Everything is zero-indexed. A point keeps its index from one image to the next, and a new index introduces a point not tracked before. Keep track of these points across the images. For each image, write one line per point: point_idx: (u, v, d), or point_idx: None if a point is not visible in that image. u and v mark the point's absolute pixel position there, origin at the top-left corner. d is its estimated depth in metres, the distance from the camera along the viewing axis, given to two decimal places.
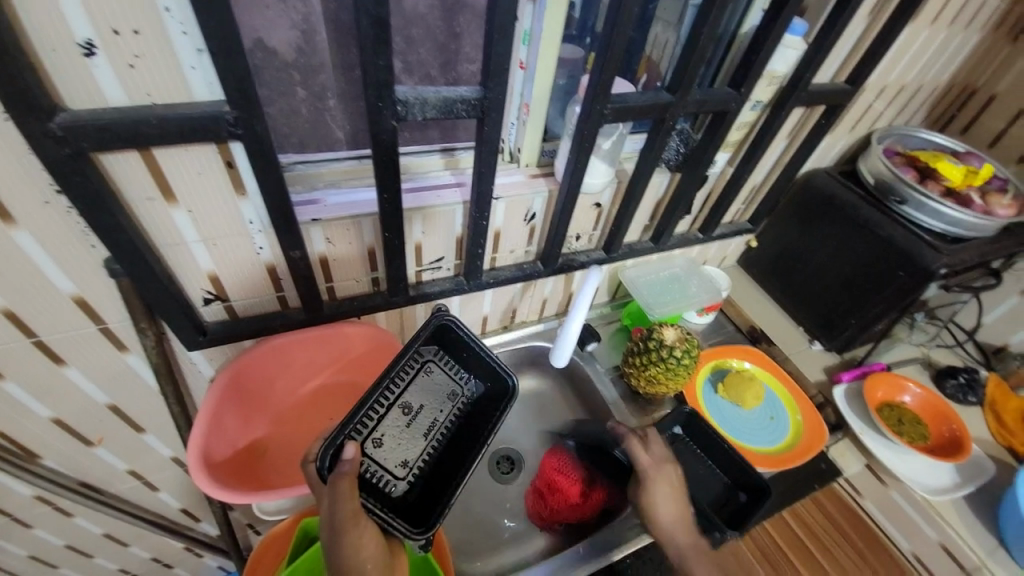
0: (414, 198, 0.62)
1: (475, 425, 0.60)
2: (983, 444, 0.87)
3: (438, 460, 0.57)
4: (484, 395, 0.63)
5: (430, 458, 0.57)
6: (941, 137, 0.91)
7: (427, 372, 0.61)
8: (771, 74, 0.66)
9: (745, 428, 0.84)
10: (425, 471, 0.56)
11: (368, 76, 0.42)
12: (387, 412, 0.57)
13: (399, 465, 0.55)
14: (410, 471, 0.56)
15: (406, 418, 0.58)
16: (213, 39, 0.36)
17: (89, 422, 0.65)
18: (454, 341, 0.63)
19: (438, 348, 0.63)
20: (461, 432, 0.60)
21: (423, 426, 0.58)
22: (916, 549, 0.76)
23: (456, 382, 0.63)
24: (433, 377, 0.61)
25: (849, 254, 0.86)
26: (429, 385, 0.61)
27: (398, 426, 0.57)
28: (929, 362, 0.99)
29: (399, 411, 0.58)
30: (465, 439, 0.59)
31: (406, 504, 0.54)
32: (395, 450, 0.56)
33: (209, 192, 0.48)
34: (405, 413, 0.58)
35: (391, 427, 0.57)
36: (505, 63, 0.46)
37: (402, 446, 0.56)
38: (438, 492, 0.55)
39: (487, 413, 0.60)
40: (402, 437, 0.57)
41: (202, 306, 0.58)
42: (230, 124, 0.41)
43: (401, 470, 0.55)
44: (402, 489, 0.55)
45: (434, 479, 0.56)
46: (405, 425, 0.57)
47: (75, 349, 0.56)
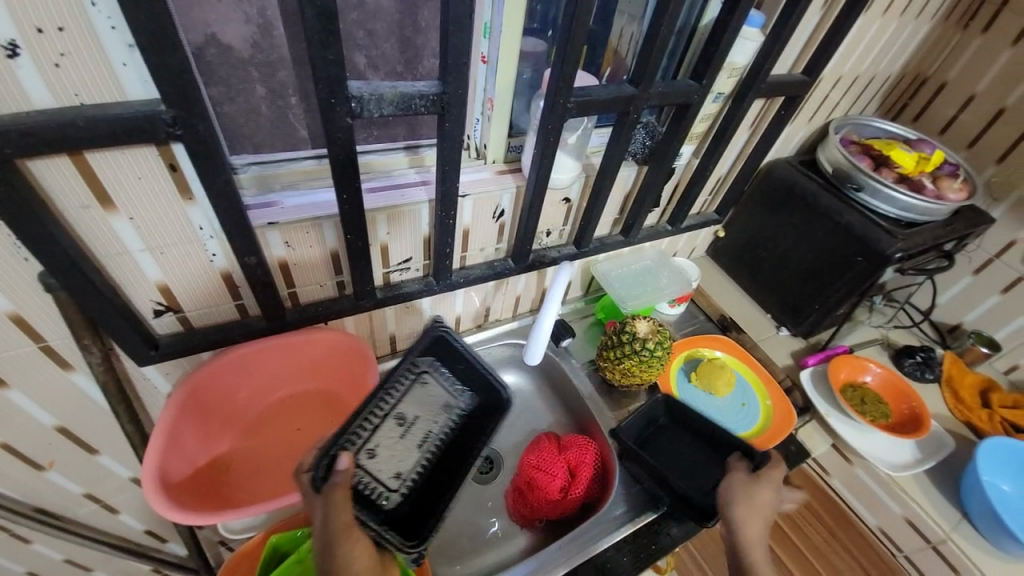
0: (377, 198, 0.60)
1: (471, 434, 0.58)
2: (941, 419, 0.91)
3: (433, 472, 0.56)
4: (480, 406, 0.61)
5: (426, 469, 0.56)
6: (894, 126, 0.95)
7: (424, 383, 0.60)
8: (731, 66, 0.67)
9: (718, 416, 0.85)
10: (420, 484, 0.55)
11: (317, 71, 0.40)
12: (382, 424, 0.56)
13: (393, 477, 0.54)
14: (405, 483, 0.55)
15: (401, 428, 0.57)
16: (144, 35, 0.33)
17: (37, 446, 0.60)
18: (450, 351, 0.62)
19: (436, 360, 0.62)
20: (456, 442, 0.58)
21: (418, 437, 0.57)
22: (882, 524, 0.84)
23: (451, 394, 0.61)
24: (428, 389, 0.60)
25: (811, 242, 0.88)
26: (425, 397, 0.60)
27: (392, 437, 0.56)
28: (889, 342, 1.03)
29: (395, 422, 0.57)
30: (461, 449, 0.58)
31: (399, 517, 0.52)
32: (389, 461, 0.55)
33: (152, 197, 0.45)
34: (400, 423, 0.57)
35: (386, 440, 0.56)
36: (463, 57, 0.44)
37: (396, 457, 0.55)
38: (432, 505, 0.53)
39: (483, 424, 0.59)
40: (396, 449, 0.56)
41: (154, 318, 0.55)
42: (169, 124, 0.38)
43: (394, 483, 0.54)
44: (395, 501, 0.53)
45: (428, 492, 0.54)
46: (400, 437, 0.56)
47: (15, 370, 0.52)
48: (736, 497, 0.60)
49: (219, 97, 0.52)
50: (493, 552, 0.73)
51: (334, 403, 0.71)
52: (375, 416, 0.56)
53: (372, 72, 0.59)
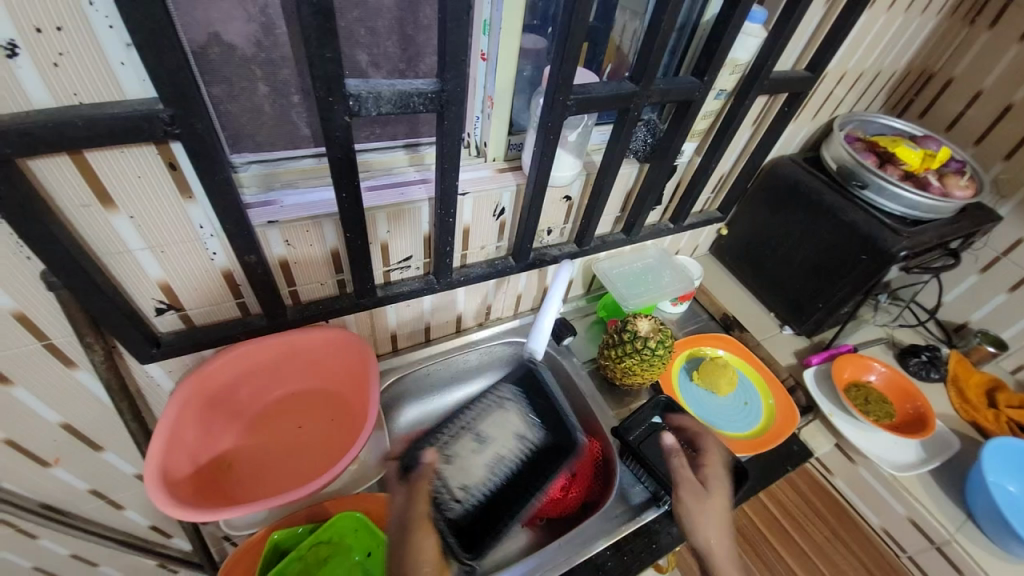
0: (375, 196, 0.60)
1: (530, 474, 0.70)
2: (946, 418, 0.91)
3: (493, 494, 0.68)
4: (544, 445, 0.73)
5: (487, 490, 0.68)
6: (900, 122, 0.94)
7: (501, 408, 0.76)
8: (734, 62, 0.66)
9: (720, 415, 0.85)
10: (482, 501, 0.67)
11: (315, 69, 0.40)
12: (465, 434, 0.73)
13: (462, 490, 0.67)
14: (469, 496, 0.67)
15: (476, 445, 0.72)
16: (140, 33, 0.33)
17: (41, 443, 0.61)
18: (531, 384, 0.80)
19: (518, 386, 0.80)
20: (518, 472, 0.70)
21: (489, 458, 0.71)
22: (884, 523, 0.83)
23: (524, 425, 0.75)
24: (502, 413, 0.76)
25: (815, 240, 0.88)
26: (500, 420, 0.75)
27: (468, 451, 0.71)
28: (894, 341, 1.02)
29: (473, 435, 0.73)
30: (520, 481, 0.70)
31: (459, 526, 0.65)
32: (462, 473, 0.69)
33: (153, 196, 0.45)
34: (476, 440, 0.73)
35: (464, 450, 0.71)
36: (461, 55, 0.44)
37: (467, 472, 0.69)
38: (490, 523, 0.66)
39: (545, 465, 0.71)
40: (470, 461, 0.70)
41: (155, 316, 0.55)
42: (167, 123, 0.39)
43: (460, 493, 0.67)
44: (458, 511, 0.66)
45: (488, 511, 0.67)
46: (475, 451, 0.71)
47: (18, 368, 0.52)
48: (693, 516, 0.58)
49: (220, 97, 0.51)
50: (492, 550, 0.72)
51: (336, 401, 0.71)
52: (461, 424, 0.74)
53: (374, 70, 0.59)
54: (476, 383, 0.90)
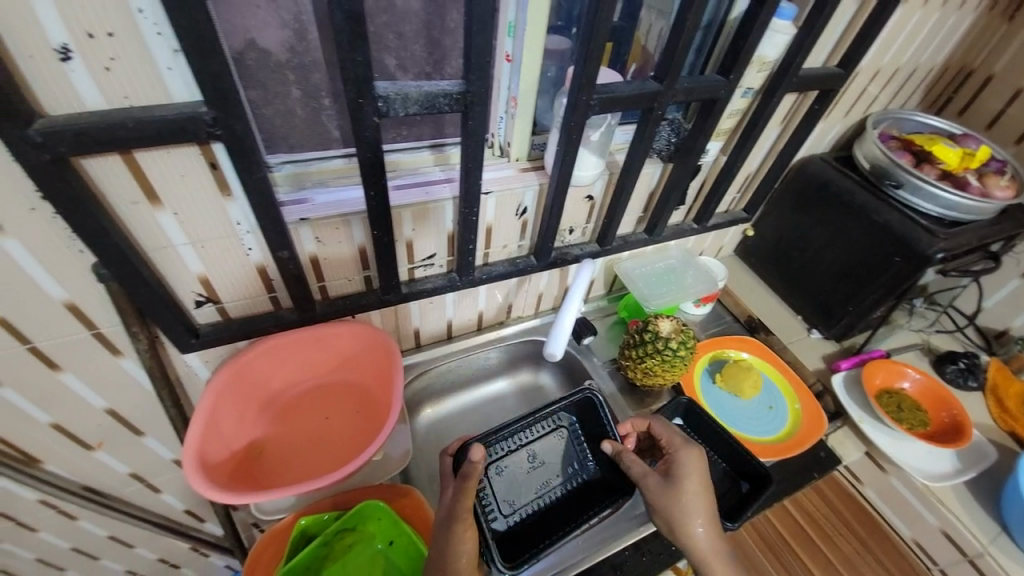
0: (403, 195, 0.61)
1: (575, 504, 0.65)
2: (984, 428, 0.87)
3: (540, 515, 0.64)
4: (587, 478, 0.67)
5: (533, 510, 0.65)
6: (938, 120, 0.90)
7: (553, 436, 0.70)
8: (762, 60, 0.65)
9: (744, 419, 0.84)
10: (528, 521, 0.64)
11: (347, 72, 0.42)
12: (521, 455, 0.69)
13: (507, 506, 0.64)
14: (515, 514, 0.64)
15: (529, 466, 0.68)
16: (187, 40, 0.36)
17: (87, 426, 0.65)
18: (585, 417, 0.70)
19: (575, 419, 0.71)
20: (566, 503, 0.65)
21: (540, 478, 0.67)
22: (916, 535, 0.76)
23: (559, 447, 0.70)
24: (553, 438, 0.70)
25: (846, 241, 0.85)
26: (553, 447, 0.70)
27: (520, 468, 0.67)
28: (929, 348, 0.99)
29: (527, 454, 0.69)
30: (564, 508, 0.65)
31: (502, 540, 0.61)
32: (512, 491, 0.66)
33: (193, 194, 0.48)
34: (529, 461, 0.68)
35: (516, 467, 0.67)
36: (486, 56, 0.45)
37: (514, 489, 0.66)
38: (532, 541, 0.61)
39: (593, 499, 0.65)
40: (520, 480, 0.67)
41: (195, 308, 0.58)
42: (210, 124, 0.41)
43: (508, 510, 0.64)
44: (503, 526, 0.63)
45: (533, 529, 0.63)
46: (526, 470, 0.68)
47: (69, 354, 0.56)
48: (672, 512, 0.55)
49: (257, 101, 0.53)
50: None
51: (360, 394, 0.73)
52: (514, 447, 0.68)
53: (402, 73, 0.61)
54: (496, 381, 0.91)
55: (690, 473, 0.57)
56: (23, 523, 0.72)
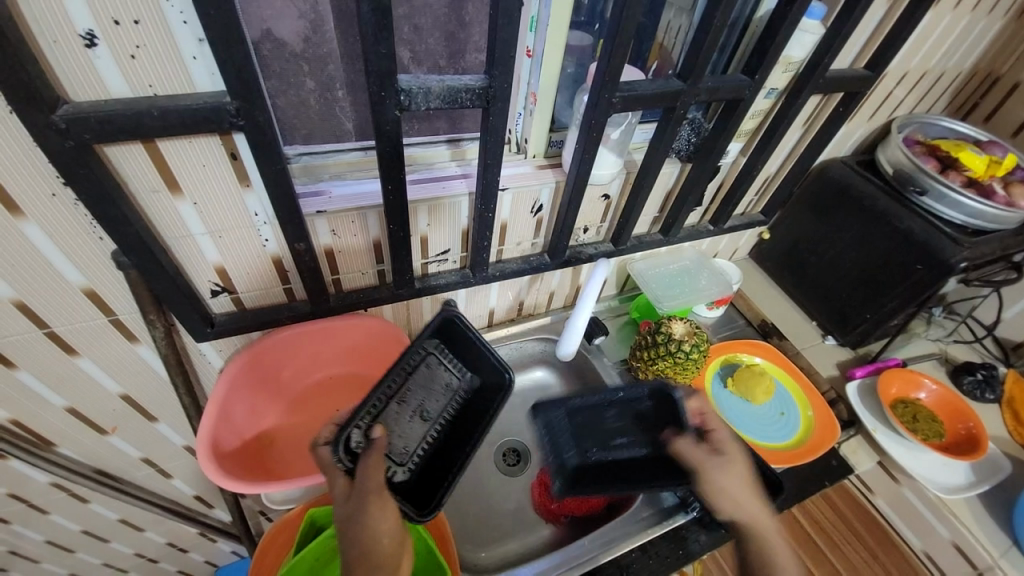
0: (419, 189, 0.61)
1: (477, 411, 0.62)
2: (999, 441, 0.86)
3: (438, 448, 0.59)
4: (481, 387, 0.64)
5: (429, 446, 0.59)
6: (964, 125, 0.88)
7: (471, 368, 0.65)
8: (788, 60, 0.64)
9: (756, 424, 0.83)
10: (425, 461, 0.58)
11: (370, 65, 0.41)
12: (410, 403, 0.60)
13: (403, 451, 0.57)
14: (411, 458, 0.58)
15: (421, 416, 0.60)
16: (213, 29, 0.35)
17: (102, 411, 0.66)
18: (457, 336, 0.65)
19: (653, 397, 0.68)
20: (631, 468, 0.63)
21: (616, 434, 0.67)
22: (927, 547, 0.77)
23: (453, 373, 0.64)
24: (432, 368, 0.62)
25: (866, 246, 0.84)
26: (436, 382, 0.62)
27: (602, 420, 0.68)
28: (945, 358, 0.97)
29: (441, 384, 0.63)
30: (473, 415, 0.62)
31: (406, 492, 0.56)
32: (400, 436, 0.58)
33: (213, 184, 0.48)
34: (421, 412, 0.60)
35: (401, 417, 0.59)
36: (510, 50, 0.44)
37: (407, 433, 0.58)
38: (442, 473, 0.57)
39: (485, 406, 0.62)
40: (601, 427, 0.67)
41: (211, 297, 0.58)
42: (233, 115, 0.41)
43: (402, 458, 0.57)
44: (404, 477, 0.57)
45: (432, 466, 0.58)
46: (416, 416, 0.60)
47: (87, 340, 0.56)
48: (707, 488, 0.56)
49: (272, 91, 0.54)
50: (515, 541, 0.73)
51: (369, 386, 0.74)
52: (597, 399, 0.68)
53: (416, 67, 0.61)
54: None
55: (740, 456, 0.58)
56: (35, 505, 0.73)
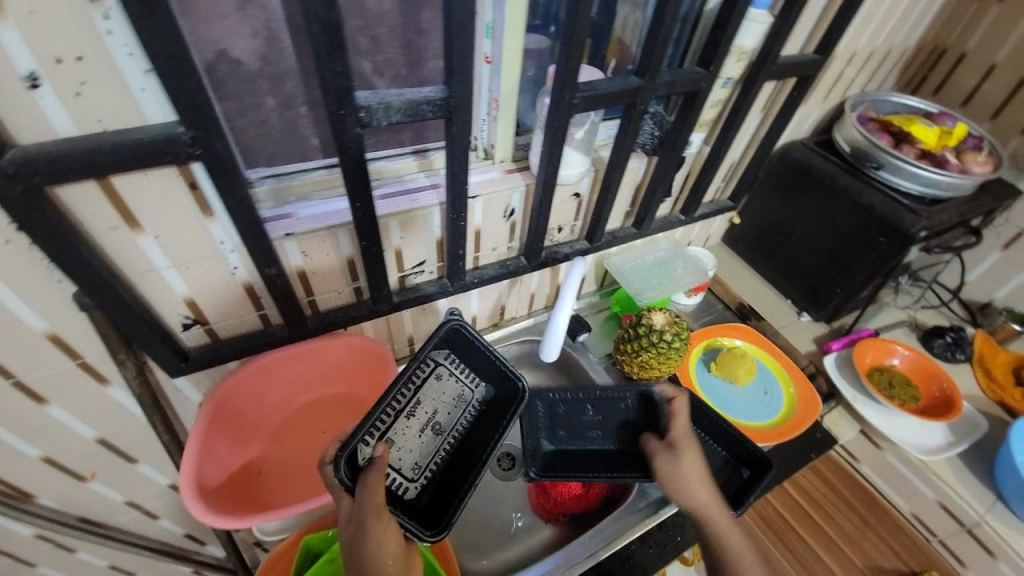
0: (389, 204, 0.61)
1: (489, 423, 0.62)
2: (974, 399, 0.89)
3: (450, 461, 0.60)
4: (494, 397, 0.64)
5: (441, 460, 0.60)
6: (913, 99, 0.92)
7: (485, 378, 0.65)
8: (740, 50, 0.66)
9: (742, 405, 0.84)
10: (437, 475, 0.59)
11: (327, 84, 0.41)
12: (420, 417, 0.61)
13: (413, 468, 0.59)
14: (423, 474, 0.59)
15: (433, 430, 0.61)
16: (161, 59, 0.35)
17: (80, 457, 0.63)
18: (464, 345, 0.64)
19: None
20: (450, 462, 0.60)
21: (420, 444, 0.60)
22: (914, 509, 0.81)
23: (466, 384, 0.64)
24: (442, 381, 0.63)
25: (830, 223, 0.86)
26: (446, 394, 0.63)
27: (411, 430, 0.60)
28: (915, 324, 1.01)
29: (453, 396, 0.63)
30: (486, 427, 0.62)
31: (417, 507, 0.57)
32: (409, 451, 0.59)
33: (175, 216, 0.46)
34: (432, 427, 0.62)
35: (411, 432, 0.60)
36: (468, 59, 0.44)
37: (418, 447, 0.60)
38: (452, 488, 0.57)
39: (497, 415, 0.62)
40: (409, 438, 0.60)
41: (182, 331, 0.56)
42: (188, 145, 0.40)
43: (413, 473, 0.58)
44: (415, 492, 0.58)
45: (444, 480, 0.59)
46: (427, 430, 0.61)
47: (56, 386, 0.54)
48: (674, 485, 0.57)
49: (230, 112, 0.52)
50: (515, 546, 0.73)
51: (357, 404, 0.73)
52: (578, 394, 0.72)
53: (377, 78, 0.60)
54: None
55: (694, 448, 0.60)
56: (21, 559, 0.71)
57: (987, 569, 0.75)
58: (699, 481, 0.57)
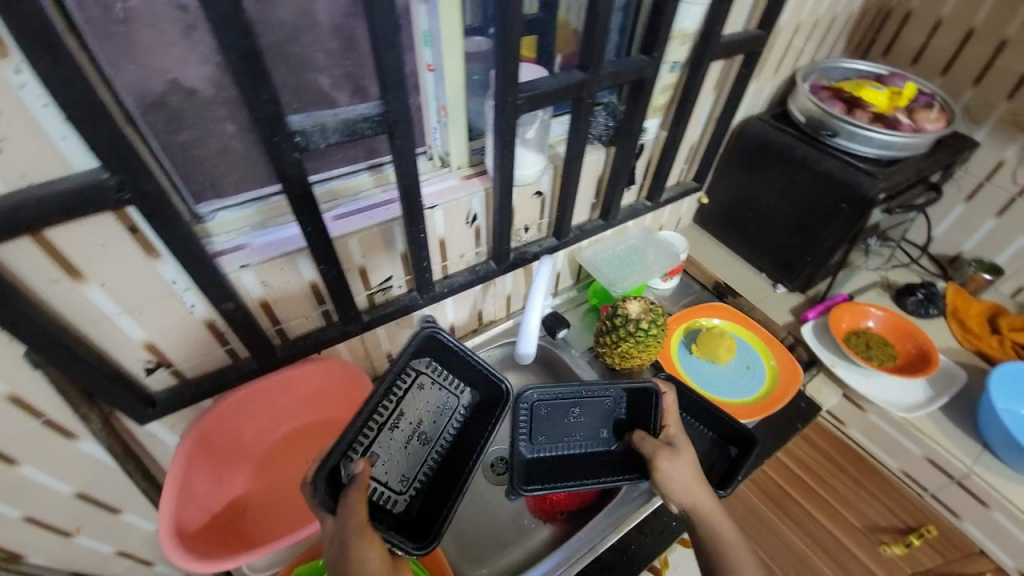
0: (345, 224, 0.59)
1: (475, 430, 0.62)
2: (951, 352, 0.91)
3: (438, 471, 0.60)
4: (481, 402, 0.64)
5: (430, 470, 0.60)
6: (862, 64, 0.93)
7: (470, 385, 0.64)
8: (682, 33, 0.66)
9: (726, 384, 0.85)
10: (426, 486, 0.59)
11: (254, 112, 0.40)
12: (404, 429, 0.60)
13: (401, 481, 0.58)
14: (411, 485, 0.59)
15: (419, 439, 0.61)
16: (74, 108, 0.34)
17: (61, 514, 0.62)
18: (445, 352, 0.62)
19: None
20: (439, 472, 0.60)
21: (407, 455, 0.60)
22: (903, 465, 0.83)
23: (450, 392, 0.64)
24: (424, 391, 0.62)
25: (794, 193, 0.87)
26: (430, 402, 0.62)
27: (395, 442, 0.59)
28: (888, 284, 1.02)
29: (438, 404, 0.63)
30: (470, 435, 0.61)
31: (407, 520, 0.56)
32: (395, 464, 0.59)
33: (119, 262, 0.45)
34: (418, 436, 0.61)
35: (396, 444, 0.59)
36: (400, 73, 0.44)
37: (405, 459, 0.60)
38: (441, 497, 0.57)
39: (485, 420, 0.62)
40: (396, 450, 0.59)
41: (146, 375, 0.55)
42: (116, 190, 0.39)
43: (401, 485, 0.58)
44: (404, 504, 0.58)
45: (432, 490, 0.58)
46: (413, 440, 0.61)
47: (23, 446, 0.53)
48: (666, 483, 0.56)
49: (190, 143, 0.50)
50: (513, 550, 0.73)
51: (339, 426, 0.73)
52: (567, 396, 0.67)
53: (338, 92, 0.58)
54: None
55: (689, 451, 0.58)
56: None
57: (981, 518, 0.76)
58: (694, 485, 0.55)
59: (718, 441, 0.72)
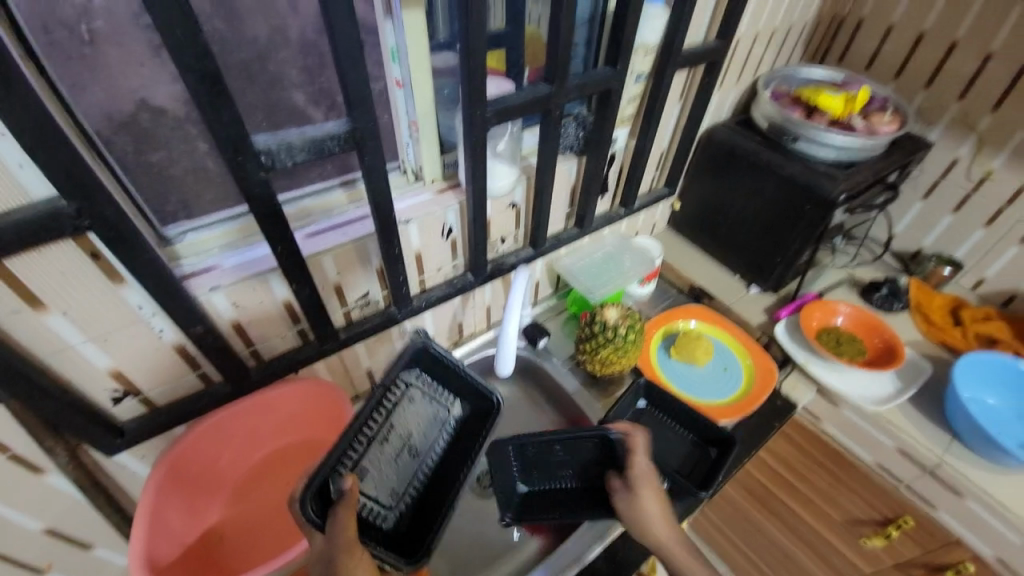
0: (317, 242, 0.59)
1: (464, 442, 0.61)
2: (918, 344, 0.94)
3: (428, 485, 0.59)
4: (472, 414, 0.64)
5: (421, 484, 0.59)
6: (819, 71, 0.97)
7: (458, 397, 0.65)
8: (645, 45, 0.68)
9: (704, 386, 0.86)
10: (416, 500, 0.57)
11: (216, 134, 0.39)
12: (395, 442, 0.59)
13: (391, 495, 0.57)
14: (401, 500, 0.57)
15: (409, 453, 0.60)
16: (27, 134, 0.33)
17: (27, 554, 0.59)
18: (434, 363, 0.63)
19: (645, 403, 0.77)
20: (429, 485, 0.59)
21: (398, 469, 0.58)
22: (878, 458, 0.84)
23: (441, 404, 0.63)
24: (415, 403, 0.62)
25: (761, 197, 0.89)
26: (420, 415, 0.62)
27: (385, 457, 0.58)
28: (855, 281, 1.06)
29: (428, 416, 0.62)
30: (456, 449, 0.61)
31: (396, 536, 0.55)
32: (386, 478, 0.57)
33: (82, 290, 0.44)
34: (409, 450, 0.60)
35: (387, 458, 0.58)
36: (365, 90, 0.44)
37: (395, 473, 0.58)
38: (432, 511, 0.56)
39: (472, 433, 0.62)
40: (386, 465, 0.58)
41: (114, 405, 0.54)
42: (74, 217, 0.38)
43: (391, 500, 0.56)
44: (394, 520, 0.56)
45: (422, 505, 0.57)
46: (403, 453, 0.59)
47: None
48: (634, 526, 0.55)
49: (162, 163, 0.60)
50: (502, 563, 0.72)
51: (320, 447, 0.72)
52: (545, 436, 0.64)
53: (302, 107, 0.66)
54: None
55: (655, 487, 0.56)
56: None
57: (956, 507, 0.77)
58: (660, 516, 0.54)
59: (699, 443, 0.73)
